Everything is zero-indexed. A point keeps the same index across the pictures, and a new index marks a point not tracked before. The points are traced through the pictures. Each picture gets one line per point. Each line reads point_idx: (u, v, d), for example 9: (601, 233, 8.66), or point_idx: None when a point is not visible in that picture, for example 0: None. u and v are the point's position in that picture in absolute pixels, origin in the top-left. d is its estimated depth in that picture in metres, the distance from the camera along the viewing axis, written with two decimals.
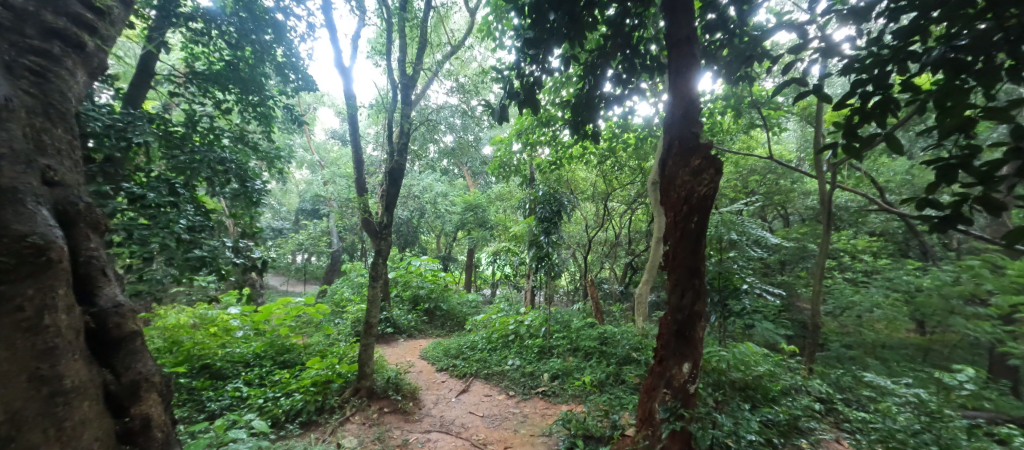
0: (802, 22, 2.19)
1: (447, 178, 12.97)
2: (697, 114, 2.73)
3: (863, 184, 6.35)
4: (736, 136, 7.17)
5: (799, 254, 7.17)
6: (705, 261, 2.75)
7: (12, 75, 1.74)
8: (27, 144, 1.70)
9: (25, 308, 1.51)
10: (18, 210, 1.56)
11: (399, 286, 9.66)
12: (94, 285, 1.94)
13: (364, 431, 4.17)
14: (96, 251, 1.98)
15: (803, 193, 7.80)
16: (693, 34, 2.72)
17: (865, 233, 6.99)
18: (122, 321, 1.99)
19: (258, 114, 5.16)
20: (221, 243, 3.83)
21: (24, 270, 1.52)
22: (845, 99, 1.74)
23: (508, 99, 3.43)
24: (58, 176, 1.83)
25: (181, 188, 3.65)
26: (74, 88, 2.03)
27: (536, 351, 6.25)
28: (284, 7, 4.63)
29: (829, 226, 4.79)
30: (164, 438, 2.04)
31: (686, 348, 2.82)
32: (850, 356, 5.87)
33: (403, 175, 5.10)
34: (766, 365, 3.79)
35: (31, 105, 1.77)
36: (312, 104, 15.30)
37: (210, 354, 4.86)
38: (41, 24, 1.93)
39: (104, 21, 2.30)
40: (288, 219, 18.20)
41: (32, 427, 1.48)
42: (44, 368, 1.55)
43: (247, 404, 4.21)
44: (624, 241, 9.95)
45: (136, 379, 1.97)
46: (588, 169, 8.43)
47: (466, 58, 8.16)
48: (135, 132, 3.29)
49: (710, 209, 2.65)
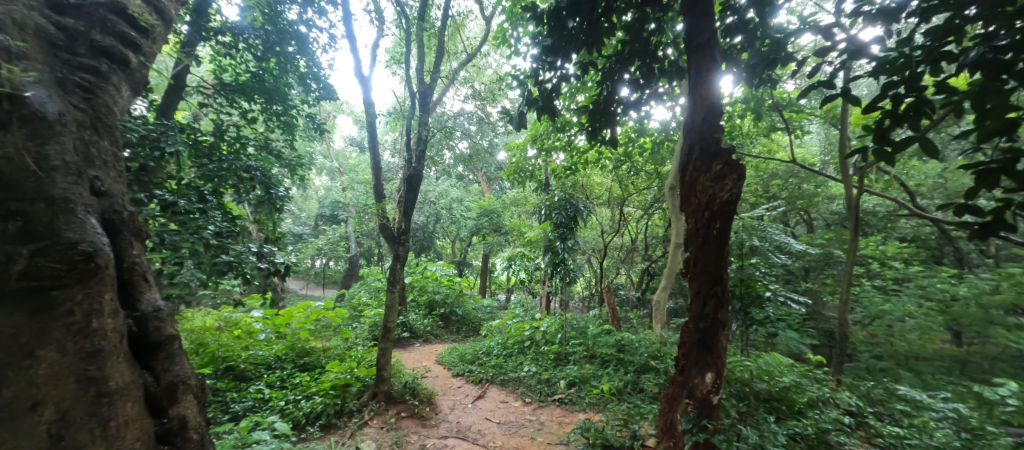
0: (826, 26, 2.15)
1: (462, 184, 13.10)
2: (718, 117, 2.67)
3: (891, 188, 6.15)
4: (755, 140, 7.05)
5: (824, 260, 6.93)
6: (727, 268, 2.71)
7: (63, 91, 1.82)
8: (77, 156, 1.77)
9: (75, 313, 1.58)
10: (69, 219, 1.62)
11: (415, 290, 9.77)
12: (136, 291, 1.99)
13: (382, 436, 4.20)
14: (138, 257, 2.04)
15: (828, 197, 7.56)
16: (714, 37, 2.68)
17: (894, 239, 6.72)
18: (162, 325, 2.06)
19: (281, 123, 5.33)
20: (246, 248, 3.96)
21: (75, 276, 1.58)
22: (875, 102, 1.69)
23: (526, 106, 3.46)
24: (104, 186, 1.89)
25: (209, 195, 3.85)
26: (119, 102, 2.10)
27: (552, 358, 6.21)
28: (308, 20, 4.80)
29: (856, 233, 4.57)
30: (200, 438, 2.10)
31: (708, 358, 2.77)
32: (881, 368, 5.45)
33: (421, 181, 5.15)
34: (791, 375, 3.72)
35: (81, 119, 1.85)
36: (331, 112, 15.64)
37: (233, 356, 5.01)
38: (90, 43, 1.99)
39: (146, 38, 2.29)
40: (307, 225, 18.64)
41: (79, 427, 1.55)
42: (92, 369, 1.62)
43: (269, 406, 4.33)
44: (641, 246, 9.84)
45: (174, 381, 2.03)
46: (603, 175, 8.38)
47: (481, 66, 8.26)
48: (168, 142, 3.48)
49: (733, 215, 2.60)
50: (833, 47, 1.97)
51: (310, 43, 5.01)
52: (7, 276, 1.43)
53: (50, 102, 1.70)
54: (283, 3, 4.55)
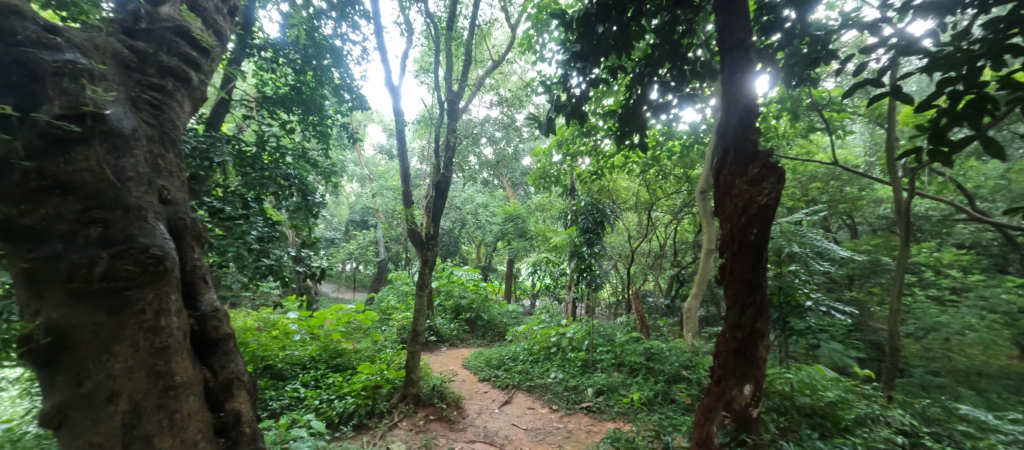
0: (870, 21, 2.07)
1: (488, 190, 13.26)
2: (754, 119, 2.60)
3: (946, 190, 5.75)
4: (792, 141, 6.78)
5: (870, 267, 6.54)
6: (766, 275, 2.62)
7: (135, 108, 1.99)
8: (148, 168, 1.92)
9: (146, 312, 1.70)
10: (142, 225, 1.75)
11: (442, 295, 9.89)
12: (197, 291, 2.14)
13: (412, 438, 4.28)
14: (199, 260, 2.19)
15: (874, 201, 7.14)
16: (749, 37, 2.61)
17: (951, 246, 6.27)
18: (219, 324, 2.18)
19: (317, 133, 5.55)
20: (285, 253, 4.16)
21: (147, 277, 1.71)
22: (930, 100, 1.61)
23: (555, 112, 3.46)
24: (170, 195, 2.04)
25: (252, 202, 4.06)
26: (183, 117, 2.26)
27: (579, 365, 6.14)
28: (342, 34, 5.01)
29: (907, 238, 4.29)
30: (253, 433, 2.20)
31: (745, 368, 2.69)
32: (938, 385, 4.80)
33: (449, 187, 5.23)
34: (836, 390, 3.55)
35: (150, 133, 2.01)
36: (361, 121, 16.14)
37: (271, 355, 5.25)
38: (159, 63, 2.15)
39: (206, 58, 2.43)
40: (339, 230, 19.26)
41: (150, 417, 1.67)
42: (160, 364, 1.73)
43: (304, 404, 4.52)
44: (670, 252, 9.62)
45: (230, 377, 2.15)
46: (630, 179, 8.26)
47: (507, 72, 8.35)
48: (216, 153, 3.72)
49: (772, 220, 2.51)
50: (880, 43, 1.89)
51: (344, 55, 5.22)
52: (90, 277, 1.58)
53: (126, 118, 1.86)
54: (319, 19, 4.78)
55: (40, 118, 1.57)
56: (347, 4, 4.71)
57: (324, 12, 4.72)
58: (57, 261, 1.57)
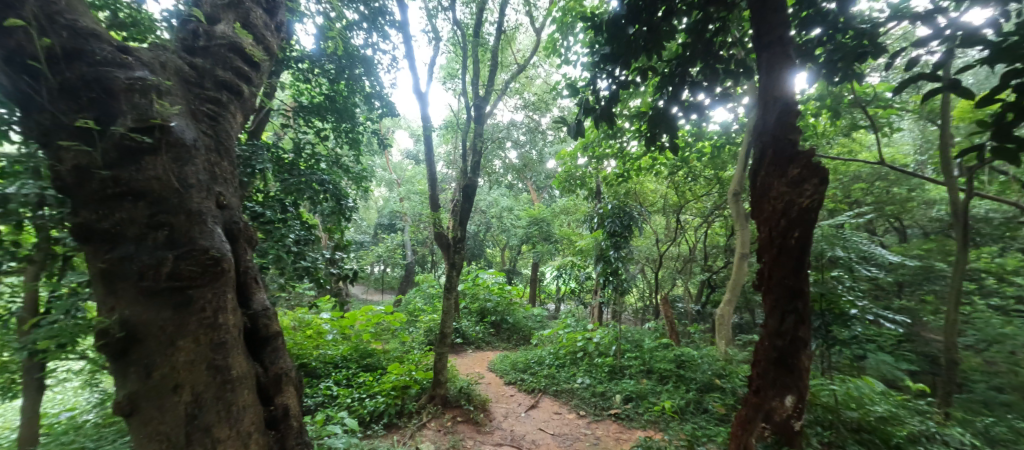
0: (923, 12, 1.96)
1: (512, 192, 13.29)
2: (794, 118, 2.51)
3: (1009, 190, 5.34)
4: (832, 140, 6.49)
5: (921, 274, 6.15)
6: (808, 280, 2.52)
7: (195, 120, 2.13)
8: (207, 175, 2.05)
9: (206, 309, 1.82)
10: (202, 228, 1.88)
11: (467, 298, 9.97)
12: (249, 291, 2.27)
13: (440, 438, 4.34)
14: (250, 262, 2.32)
15: (925, 202, 6.71)
16: (788, 34, 2.53)
17: (1015, 251, 5.80)
18: (269, 322, 2.29)
19: (349, 140, 5.75)
20: (319, 256, 4.33)
21: (206, 277, 1.83)
22: (993, 95, 1.51)
23: (583, 115, 3.44)
24: (226, 200, 2.17)
25: (290, 206, 4.27)
26: (236, 127, 2.40)
27: (606, 371, 6.05)
28: (373, 43, 5.19)
29: (964, 242, 4.00)
30: (299, 427, 2.30)
31: (786, 379, 2.59)
32: (1003, 402, 4.32)
33: (477, 191, 5.29)
34: (886, 404, 3.36)
35: (208, 143, 2.15)
36: (390, 127, 16.53)
37: (306, 354, 5.52)
38: (215, 78, 2.30)
39: (255, 72, 2.58)
40: (367, 233, 19.73)
41: (209, 408, 1.78)
42: (218, 358, 1.84)
43: (337, 402, 4.69)
44: (700, 256, 9.35)
45: (279, 373, 2.25)
46: (657, 181, 8.10)
47: (532, 75, 8.38)
48: (257, 161, 3.93)
49: (814, 223, 2.41)
50: (936, 35, 1.79)
51: (375, 64, 5.39)
52: (158, 277, 1.72)
53: (187, 129, 1.99)
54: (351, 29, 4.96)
55: (116, 130, 1.72)
56: (378, 15, 4.87)
57: (356, 23, 4.89)
58: (130, 262, 1.72)
